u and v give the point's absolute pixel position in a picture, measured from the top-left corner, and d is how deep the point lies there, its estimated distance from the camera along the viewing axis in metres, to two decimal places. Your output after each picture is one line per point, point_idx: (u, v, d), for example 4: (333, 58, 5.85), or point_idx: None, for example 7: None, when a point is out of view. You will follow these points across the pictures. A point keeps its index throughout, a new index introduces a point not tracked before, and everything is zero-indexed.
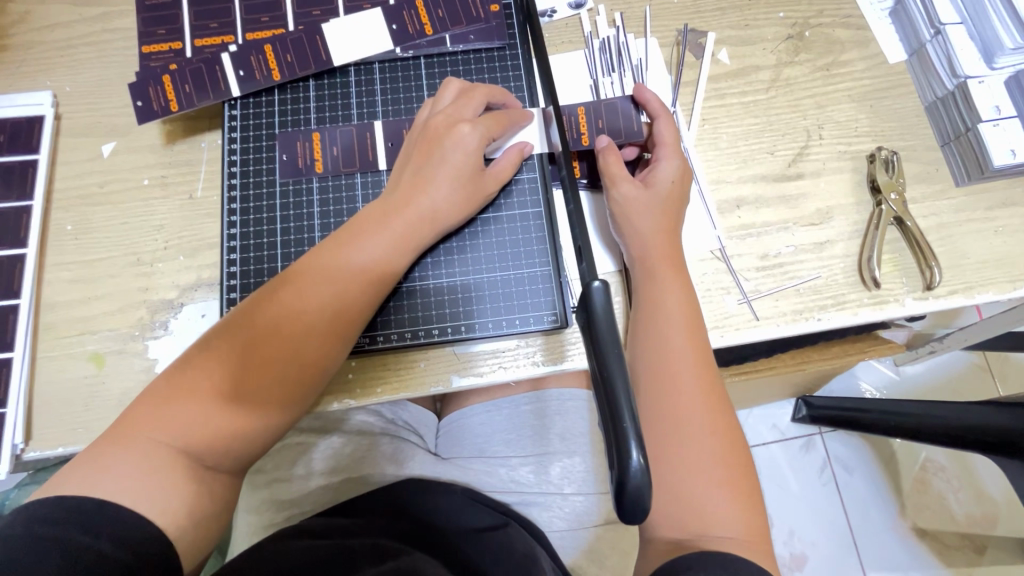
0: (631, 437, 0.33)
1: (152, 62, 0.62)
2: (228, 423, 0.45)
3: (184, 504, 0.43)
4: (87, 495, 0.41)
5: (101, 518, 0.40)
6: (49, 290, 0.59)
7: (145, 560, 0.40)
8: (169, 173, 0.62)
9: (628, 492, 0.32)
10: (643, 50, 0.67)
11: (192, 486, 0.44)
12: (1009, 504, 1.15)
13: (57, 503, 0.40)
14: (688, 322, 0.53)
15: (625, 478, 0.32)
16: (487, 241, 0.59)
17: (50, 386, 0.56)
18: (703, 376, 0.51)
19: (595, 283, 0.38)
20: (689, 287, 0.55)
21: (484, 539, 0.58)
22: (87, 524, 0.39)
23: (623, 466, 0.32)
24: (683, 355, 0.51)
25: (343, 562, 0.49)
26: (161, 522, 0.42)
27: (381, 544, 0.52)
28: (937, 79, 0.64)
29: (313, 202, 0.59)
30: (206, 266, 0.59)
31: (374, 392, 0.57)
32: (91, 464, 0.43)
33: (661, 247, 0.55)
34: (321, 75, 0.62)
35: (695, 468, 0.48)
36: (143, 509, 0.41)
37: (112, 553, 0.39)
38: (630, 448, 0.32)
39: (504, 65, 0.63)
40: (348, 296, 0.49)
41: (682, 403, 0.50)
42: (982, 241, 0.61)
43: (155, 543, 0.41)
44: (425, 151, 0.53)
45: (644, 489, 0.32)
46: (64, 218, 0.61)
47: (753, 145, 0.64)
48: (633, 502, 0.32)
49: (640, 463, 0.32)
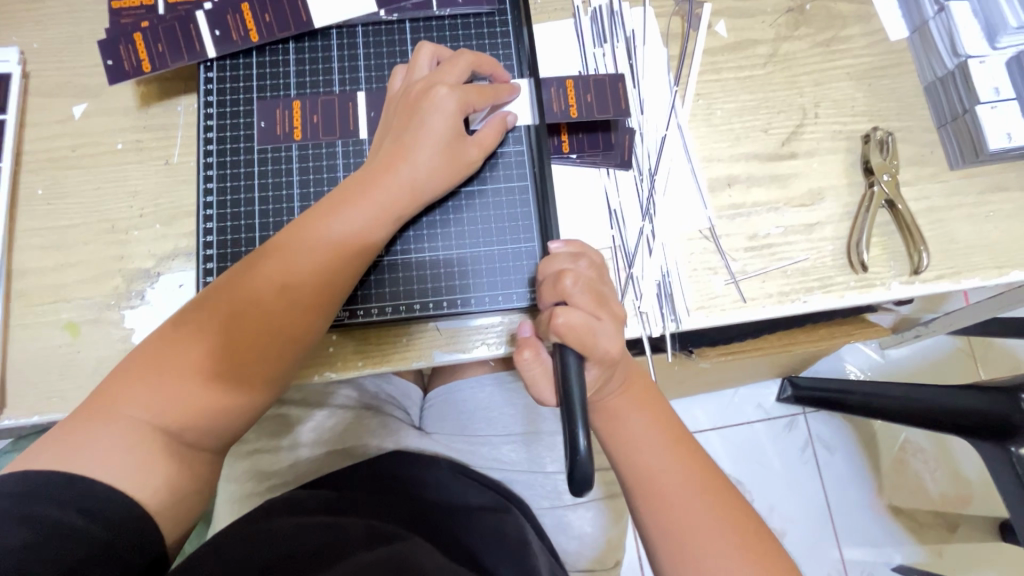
0: (579, 424, 0.40)
1: (123, 19, 0.59)
2: (207, 397, 0.45)
3: (163, 479, 0.43)
4: (57, 470, 0.40)
5: (70, 492, 0.39)
6: (21, 257, 0.57)
7: (118, 532, 0.40)
8: (143, 138, 0.60)
9: (577, 469, 0.39)
10: (639, 19, 0.64)
11: (170, 461, 0.43)
12: (982, 484, 1.18)
13: (24, 478, 0.39)
14: (648, 403, 0.49)
15: (574, 456, 0.40)
16: (472, 215, 0.58)
17: (23, 354, 0.55)
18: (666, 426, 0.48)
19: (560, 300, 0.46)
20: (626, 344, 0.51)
21: (477, 516, 0.57)
22: (55, 498, 0.39)
23: (573, 446, 0.40)
24: (650, 440, 0.47)
25: (333, 544, 0.45)
26: (137, 495, 0.41)
27: (376, 529, 0.48)
28: (937, 58, 0.62)
29: (293, 171, 0.57)
30: (184, 235, 0.58)
31: (355, 366, 0.57)
32: (63, 440, 0.42)
33: (616, 333, 0.46)
34: (301, 37, 0.59)
35: (708, 552, 0.43)
36: (121, 484, 0.41)
37: (82, 525, 0.38)
38: (577, 431, 0.40)
39: (493, 31, 0.60)
40: (327, 269, 0.48)
41: (675, 495, 0.45)
42: (973, 225, 0.60)
43: (129, 517, 0.40)
44: (405, 118, 0.51)
45: (589, 466, 0.40)
46: (34, 182, 0.59)
47: (747, 122, 0.63)
48: (580, 479, 0.39)
49: (586, 445, 0.40)
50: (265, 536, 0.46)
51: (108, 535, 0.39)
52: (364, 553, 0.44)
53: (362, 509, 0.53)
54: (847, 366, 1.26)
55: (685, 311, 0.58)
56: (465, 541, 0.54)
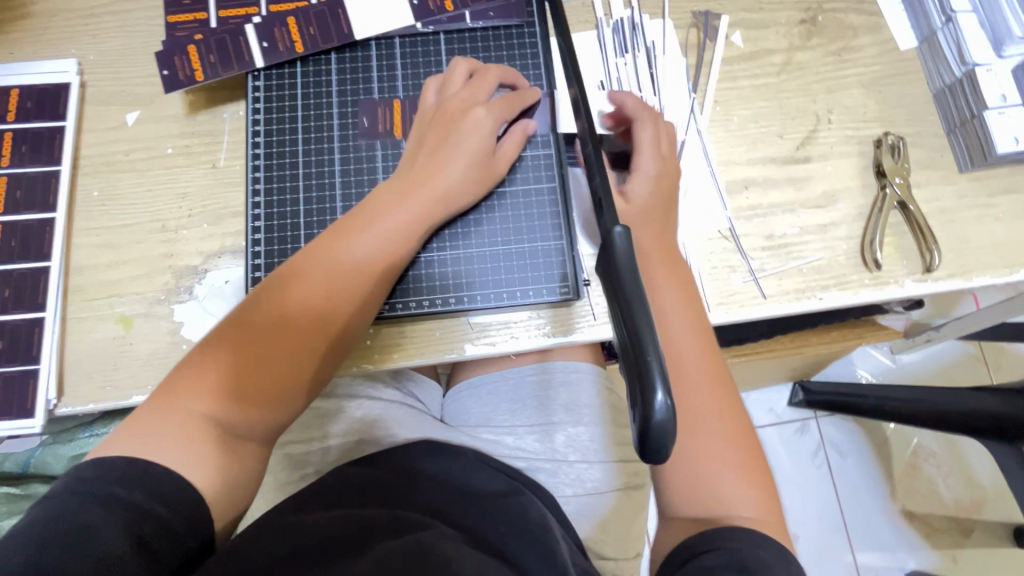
0: (656, 376, 0.32)
1: (177, 32, 0.63)
2: (251, 393, 0.47)
3: (216, 467, 0.44)
4: (125, 457, 0.42)
5: (134, 473, 0.42)
6: (77, 254, 0.61)
7: (176, 512, 0.41)
8: (192, 143, 0.63)
9: (652, 430, 0.31)
10: (658, 31, 0.68)
11: (224, 453, 0.45)
12: (995, 490, 1.19)
13: (94, 464, 0.42)
14: (696, 325, 0.53)
15: (649, 416, 0.31)
16: (502, 214, 0.61)
17: (79, 346, 0.58)
18: (706, 353, 0.52)
19: (617, 228, 0.36)
20: (685, 283, 0.54)
21: (504, 505, 0.58)
22: (121, 480, 0.41)
23: (648, 403, 0.31)
24: (692, 364, 0.51)
25: (361, 536, 0.47)
26: (198, 484, 0.43)
27: (400, 519, 0.50)
28: (946, 66, 0.65)
29: (335, 173, 0.60)
30: (229, 235, 0.61)
31: (391, 358, 0.60)
32: (130, 434, 0.44)
33: (653, 162, 0.57)
34: (343, 48, 0.63)
35: (721, 474, 0.49)
36: (183, 473, 0.43)
37: (143, 503, 0.40)
38: (655, 388, 0.31)
39: (521, 43, 0.64)
40: (365, 276, 0.51)
41: (702, 418, 0.50)
42: (982, 226, 0.63)
43: (187, 500, 0.42)
44: (442, 134, 0.55)
45: (668, 429, 0.31)
46: (90, 184, 0.62)
47: (763, 128, 0.66)
48: (656, 442, 0.31)
49: (665, 402, 0.31)
50: (294, 528, 0.48)
51: (167, 516, 0.41)
52: (390, 541, 0.46)
53: (388, 503, 0.55)
54: (858, 370, 1.27)
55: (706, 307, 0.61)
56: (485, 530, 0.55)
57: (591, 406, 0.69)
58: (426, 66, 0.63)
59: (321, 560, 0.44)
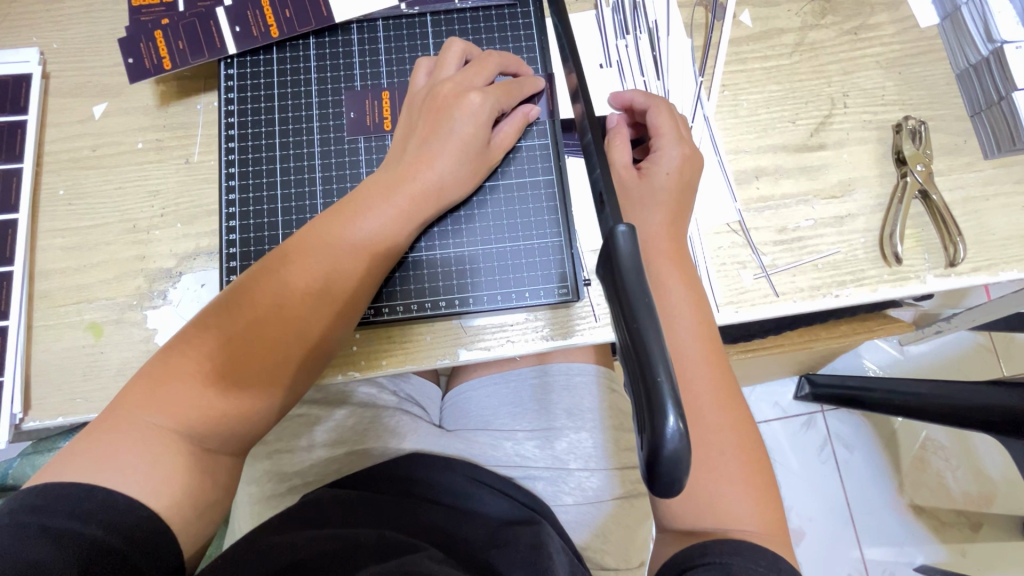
0: (667, 400, 0.28)
1: (143, 17, 0.58)
2: (220, 406, 0.43)
3: (183, 491, 0.41)
4: (76, 482, 0.38)
5: (86, 502, 0.38)
6: (43, 258, 0.57)
7: (136, 544, 0.38)
8: (164, 136, 0.59)
9: (663, 460, 0.28)
10: (663, 10, 0.63)
11: (191, 476, 0.41)
12: (1007, 483, 1.16)
13: (42, 490, 0.38)
14: (701, 328, 0.49)
15: (660, 444, 0.28)
16: (496, 209, 0.57)
17: (46, 356, 0.55)
18: (712, 356, 0.49)
19: (620, 228, 0.32)
20: (691, 280, 0.50)
21: (499, 530, 0.55)
22: (72, 510, 0.37)
23: (658, 430, 0.28)
24: (697, 365, 0.48)
25: (345, 556, 0.43)
26: (161, 512, 0.40)
27: (388, 540, 0.46)
28: (970, 44, 0.60)
29: (315, 166, 0.56)
30: (205, 234, 0.57)
31: (379, 365, 0.56)
32: (83, 455, 0.40)
33: (675, 148, 0.52)
34: (322, 32, 0.59)
35: (723, 487, 0.46)
36: (141, 498, 0.39)
37: (98, 536, 0.37)
38: (668, 414, 0.28)
39: (514, 24, 0.59)
40: (348, 276, 0.47)
41: (707, 424, 0.47)
42: (1009, 216, 0.59)
43: (146, 529, 0.39)
44: (431, 122, 0.51)
45: (682, 458, 0.28)
46: (56, 183, 0.58)
47: (775, 113, 0.61)
48: (668, 473, 0.28)
49: (677, 427, 0.28)
50: (271, 550, 0.44)
51: (127, 549, 0.37)
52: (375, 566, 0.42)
53: (375, 520, 0.51)
54: (867, 363, 1.24)
55: (713, 307, 0.57)
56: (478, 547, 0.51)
57: (594, 410, 0.66)
58: (411, 50, 0.59)
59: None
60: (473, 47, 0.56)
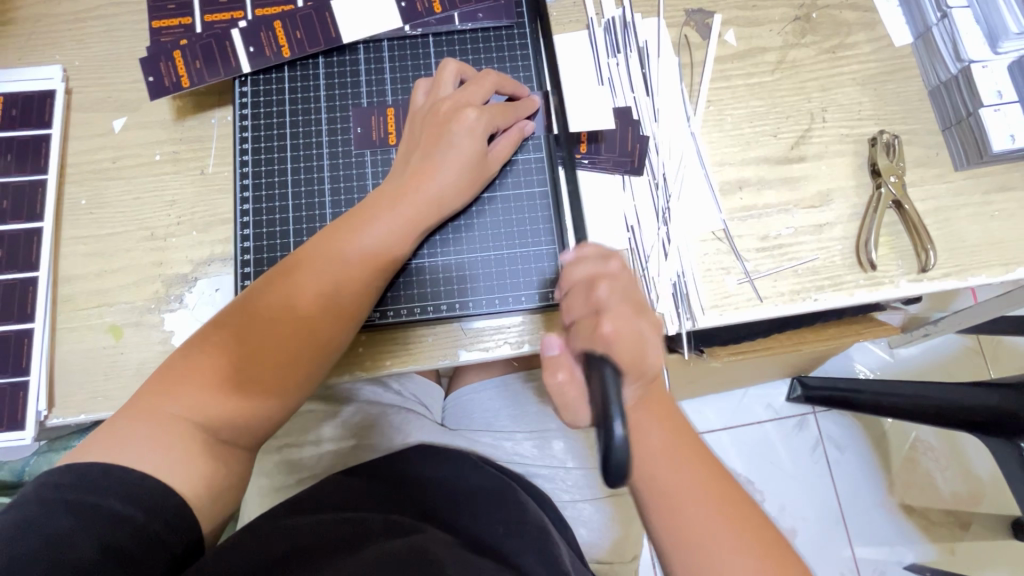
0: (615, 411, 0.35)
1: (162, 37, 0.62)
2: (238, 400, 0.46)
3: (198, 472, 0.44)
4: (98, 462, 0.42)
5: (110, 481, 0.41)
6: (66, 264, 0.60)
7: (154, 516, 0.41)
8: (180, 149, 0.62)
9: (612, 457, 0.33)
10: (652, 30, 0.67)
11: (206, 459, 0.45)
12: (993, 483, 1.19)
13: (68, 469, 0.41)
14: (689, 449, 0.43)
15: (608, 443, 0.34)
16: (494, 218, 0.60)
17: (69, 356, 0.58)
18: (711, 481, 0.42)
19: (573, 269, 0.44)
20: (663, 407, 0.44)
21: (496, 508, 0.57)
22: (100, 488, 0.40)
23: (608, 433, 0.34)
24: (703, 499, 0.41)
25: (355, 538, 0.46)
26: (177, 489, 0.43)
27: (394, 523, 0.49)
28: (941, 62, 0.64)
29: (324, 178, 0.60)
30: (219, 242, 0.61)
31: (384, 365, 0.59)
32: (107, 439, 0.43)
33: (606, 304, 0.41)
34: (331, 52, 0.62)
35: None
36: (157, 474, 0.42)
37: (119, 509, 0.40)
38: (614, 419, 0.34)
39: (512, 44, 0.63)
40: (357, 279, 0.51)
41: (739, 567, 0.40)
42: (978, 225, 0.62)
43: (165, 503, 0.42)
44: (432, 136, 0.54)
45: (628, 456, 0.34)
46: (78, 193, 0.62)
47: (757, 127, 0.65)
48: (618, 469, 0.33)
49: (623, 433, 0.34)
50: (288, 532, 0.47)
51: (144, 518, 0.40)
52: (385, 543, 0.45)
53: (379, 506, 0.54)
54: (857, 365, 1.27)
55: (699, 310, 0.61)
56: (478, 530, 0.54)
57: None
58: (415, 69, 0.62)
59: (317, 557, 0.43)
60: (469, 67, 0.59)
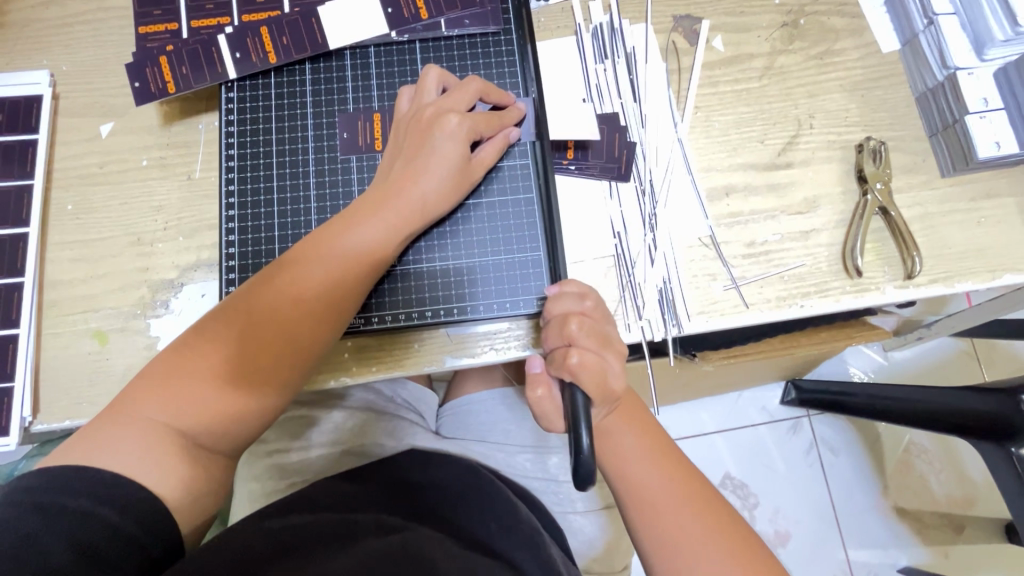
0: (582, 423, 0.45)
1: (149, 43, 0.62)
2: (217, 406, 0.46)
3: (175, 475, 0.44)
4: (74, 465, 0.42)
5: (83, 482, 0.41)
6: (52, 269, 0.60)
7: (127, 516, 0.41)
8: (167, 155, 0.63)
9: (580, 462, 0.43)
10: (640, 36, 0.67)
11: (184, 463, 0.45)
12: (987, 486, 1.19)
13: (41, 472, 0.41)
14: (653, 445, 0.53)
15: (578, 452, 0.44)
16: (480, 225, 0.60)
17: (54, 362, 0.58)
18: (672, 467, 0.52)
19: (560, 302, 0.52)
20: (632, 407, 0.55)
21: (486, 508, 0.57)
22: (76, 489, 0.40)
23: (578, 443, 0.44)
24: (666, 493, 0.50)
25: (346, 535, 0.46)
26: (155, 491, 0.43)
27: (385, 522, 0.49)
28: (928, 69, 0.64)
29: (310, 184, 0.60)
30: (205, 248, 0.61)
31: (369, 371, 0.59)
32: (87, 442, 0.43)
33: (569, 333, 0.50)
34: (317, 58, 0.62)
35: None
36: (132, 476, 0.42)
37: (92, 509, 0.39)
38: (581, 431, 0.45)
39: (499, 51, 0.63)
40: (338, 286, 0.50)
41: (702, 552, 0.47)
42: (965, 231, 0.62)
43: (141, 505, 0.42)
44: (416, 143, 0.54)
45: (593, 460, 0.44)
46: (64, 198, 0.62)
47: (744, 133, 0.65)
48: (585, 472, 0.43)
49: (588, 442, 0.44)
50: (279, 529, 0.47)
51: (118, 519, 0.40)
52: (374, 541, 0.45)
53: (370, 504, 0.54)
54: (851, 369, 1.27)
55: (685, 316, 0.61)
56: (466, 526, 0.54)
57: None
58: (402, 75, 0.62)
59: (304, 553, 0.43)
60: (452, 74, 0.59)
